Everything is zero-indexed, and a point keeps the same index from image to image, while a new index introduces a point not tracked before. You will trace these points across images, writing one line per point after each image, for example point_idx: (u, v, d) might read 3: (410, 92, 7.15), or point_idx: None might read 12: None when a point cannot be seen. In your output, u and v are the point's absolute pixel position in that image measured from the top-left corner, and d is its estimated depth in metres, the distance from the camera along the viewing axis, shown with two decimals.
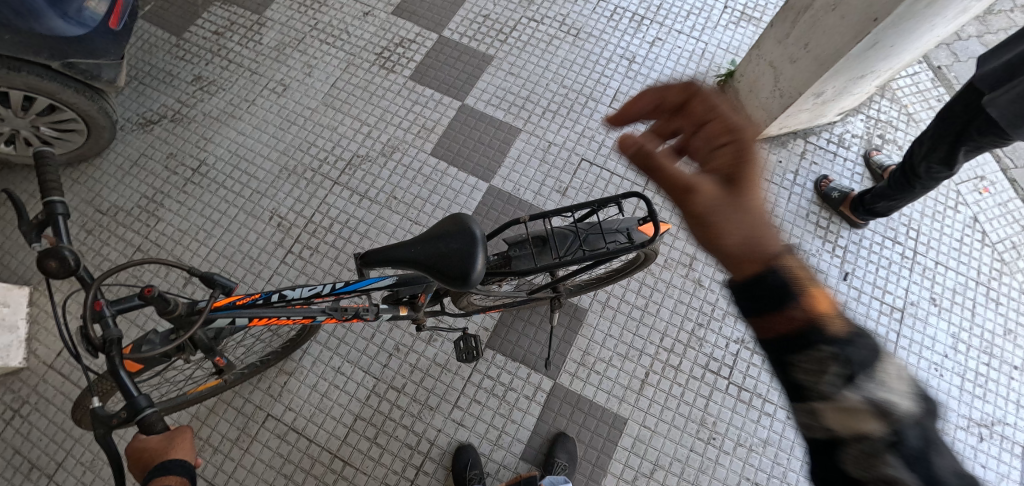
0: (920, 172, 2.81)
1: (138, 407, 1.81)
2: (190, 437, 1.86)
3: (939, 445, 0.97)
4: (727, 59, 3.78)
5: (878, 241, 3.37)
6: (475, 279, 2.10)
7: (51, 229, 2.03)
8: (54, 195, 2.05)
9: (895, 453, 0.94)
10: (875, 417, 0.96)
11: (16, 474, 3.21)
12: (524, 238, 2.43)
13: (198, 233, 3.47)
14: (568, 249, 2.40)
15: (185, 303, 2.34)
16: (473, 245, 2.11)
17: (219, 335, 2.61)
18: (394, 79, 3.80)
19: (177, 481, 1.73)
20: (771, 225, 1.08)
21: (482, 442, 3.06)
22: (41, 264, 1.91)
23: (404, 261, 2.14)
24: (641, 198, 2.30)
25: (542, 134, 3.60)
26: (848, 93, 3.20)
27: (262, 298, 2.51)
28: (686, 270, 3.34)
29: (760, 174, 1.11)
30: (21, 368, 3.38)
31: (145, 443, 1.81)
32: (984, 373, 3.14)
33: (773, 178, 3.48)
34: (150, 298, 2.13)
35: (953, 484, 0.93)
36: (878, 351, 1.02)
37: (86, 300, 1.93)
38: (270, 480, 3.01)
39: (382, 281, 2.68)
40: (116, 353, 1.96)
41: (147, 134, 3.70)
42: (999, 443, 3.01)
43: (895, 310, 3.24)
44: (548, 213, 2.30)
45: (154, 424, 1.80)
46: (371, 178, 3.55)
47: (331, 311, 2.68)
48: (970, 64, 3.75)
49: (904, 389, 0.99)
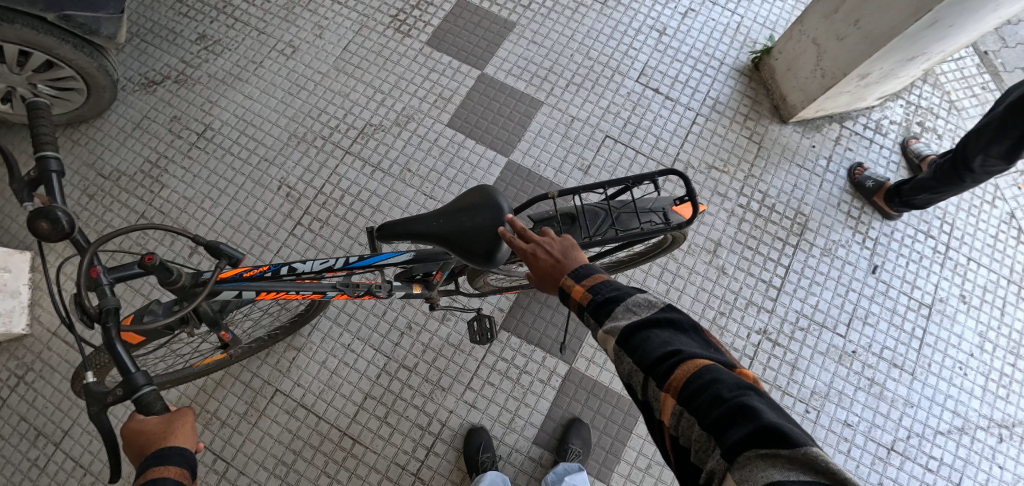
0: (975, 166, 2.69)
1: (136, 385, 1.68)
2: (191, 421, 1.73)
3: (656, 334, 1.39)
4: (762, 34, 3.59)
5: (911, 235, 3.26)
6: (499, 259, 1.98)
7: (44, 188, 1.89)
8: (47, 151, 1.94)
9: (627, 355, 1.40)
10: (612, 339, 1.44)
11: (21, 441, 3.16)
12: (551, 215, 2.27)
13: (204, 201, 3.34)
14: (599, 229, 2.23)
15: (187, 274, 2.19)
16: (502, 221, 1.96)
17: (224, 308, 2.48)
18: (410, 45, 3.60)
19: (176, 472, 1.60)
20: (557, 276, 1.67)
21: (495, 425, 2.99)
22: (32, 224, 1.76)
23: (425, 235, 1.98)
24: (679, 176, 2.13)
25: (565, 108, 3.43)
26: (893, 76, 3.05)
27: (271, 271, 2.33)
28: (710, 257, 3.18)
29: (545, 257, 1.72)
30: (24, 335, 3.30)
31: (142, 425, 1.68)
32: (1009, 373, 3.06)
33: (805, 164, 3.35)
34: (151, 267, 1.97)
35: (662, 356, 1.35)
36: (616, 294, 1.50)
37: (81, 266, 1.78)
38: (278, 456, 2.95)
39: (398, 257, 2.44)
40: (113, 324, 1.81)
41: (150, 95, 3.53)
42: (1019, 445, 2.95)
43: (923, 307, 3.15)
44: (578, 189, 2.16)
45: (153, 404, 1.68)
46: (384, 148, 3.39)
47: (343, 287, 2.54)
48: (1018, 50, 3.60)
49: (631, 312, 1.45)
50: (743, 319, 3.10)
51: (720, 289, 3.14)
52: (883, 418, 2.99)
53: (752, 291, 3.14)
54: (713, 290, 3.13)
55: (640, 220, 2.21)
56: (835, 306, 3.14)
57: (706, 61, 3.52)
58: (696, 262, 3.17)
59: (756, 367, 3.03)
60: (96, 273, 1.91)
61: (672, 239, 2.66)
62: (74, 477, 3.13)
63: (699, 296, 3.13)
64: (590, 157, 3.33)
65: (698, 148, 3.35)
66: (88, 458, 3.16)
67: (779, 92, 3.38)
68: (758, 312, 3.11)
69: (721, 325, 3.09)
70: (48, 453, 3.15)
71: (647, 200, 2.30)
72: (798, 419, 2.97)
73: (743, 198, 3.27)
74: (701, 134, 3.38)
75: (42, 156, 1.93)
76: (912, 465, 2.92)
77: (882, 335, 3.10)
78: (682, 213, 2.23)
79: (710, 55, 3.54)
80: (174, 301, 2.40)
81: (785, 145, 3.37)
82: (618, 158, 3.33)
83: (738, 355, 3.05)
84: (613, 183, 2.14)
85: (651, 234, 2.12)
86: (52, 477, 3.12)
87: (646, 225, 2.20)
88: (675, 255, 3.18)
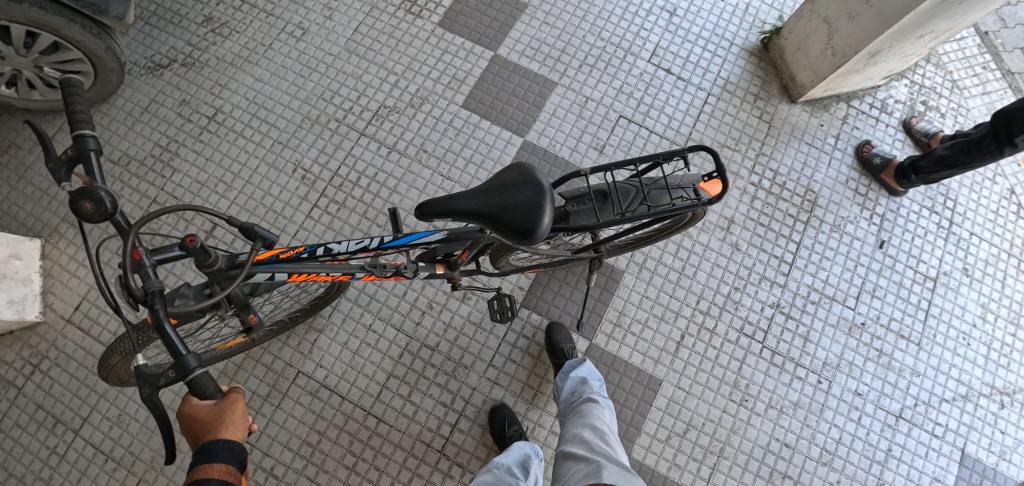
0: (1017, 143, 2.82)
1: (188, 368, 1.60)
2: (242, 407, 1.65)
3: None
4: (771, 15, 3.64)
5: (916, 211, 3.36)
6: (537, 239, 2.03)
7: (83, 167, 1.83)
8: (83, 128, 1.87)
9: None
10: None
11: (39, 429, 3.12)
12: (584, 193, 2.36)
13: (218, 185, 3.32)
14: (630, 205, 2.32)
15: (224, 257, 2.17)
16: (542, 199, 2.01)
17: (255, 291, 2.48)
18: (422, 26, 3.60)
19: (221, 470, 1.50)
20: None
21: (517, 401, 3.04)
22: (75, 206, 1.69)
23: (465, 212, 2.00)
24: (709, 153, 2.15)
25: (579, 89, 3.47)
26: (901, 54, 3.14)
27: (307, 253, 2.35)
28: (724, 234, 3.26)
29: None
30: (37, 322, 3.26)
31: (195, 412, 1.61)
32: (1010, 343, 3.19)
33: (814, 142, 3.43)
34: (192, 248, 1.95)
35: None
36: None
37: (126, 250, 1.72)
38: (303, 437, 2.97)
39: (430, 236, 2.46)
40: (160, 305, 1.75)
41: (157, 79, 3.49)
42: (1019, 411, 3.09)
43: (928, 280, 3.25)
44: (610, 166, 2.20)
45: (206, 387, 1.60)
46: (399, 130, 3.40)
47: (371, 268, 2.52)
48: (1018, 31, 3.76)
49: None
50: (756, 294, 3.19)
51: (734, 264, 3.22)
52: (892, 387, 3.10)
53: (765, 267, 3.22)
54: (727, 266, 3.22)
55: (671, 196, 2.28)
56: (844, 280, 3.23)
57: (716, 41, 3.58)
58: (709, 239, 3.25)
59: (770, 340, 3.13)
60: (138, 255, 1.87)
61: (693, 215, 2.69)
62: (95, 464, 3.10)
63: (714, 272, 3.21)
64: (605, 137, 3.38)
65: (710, 127, 3.42)
66: (109, 444, 3.13)
67: (789, 72, 3.46)
68: (771, 287, 3.20)
69: (736, 300, 3.18)
70: (66, 441, 3.12)
71: (677, 177, 2.35)
72: (810, 390, 3.07)
73: (755, 176, 3.35)
74: (712, 114, 3.44)
75: (79, 134, 1.85)
76: (919, 431, 3.04)
77: (890, 307, 3.21)
78: (711, 189, 2.28)
79: (720, 36, 3.59)
80: (204, 285, 2.35)
81: (795, 124, 3.45)
82: (632, 137, 3.39)
83: (752, 328, 3.14)
84: (644, 160, 2.17)
85: (682, 210, 2.21)
86: (72, 465, 3.08)
87: (677, 201, 2.27)
88: (690, 233, 3.25)
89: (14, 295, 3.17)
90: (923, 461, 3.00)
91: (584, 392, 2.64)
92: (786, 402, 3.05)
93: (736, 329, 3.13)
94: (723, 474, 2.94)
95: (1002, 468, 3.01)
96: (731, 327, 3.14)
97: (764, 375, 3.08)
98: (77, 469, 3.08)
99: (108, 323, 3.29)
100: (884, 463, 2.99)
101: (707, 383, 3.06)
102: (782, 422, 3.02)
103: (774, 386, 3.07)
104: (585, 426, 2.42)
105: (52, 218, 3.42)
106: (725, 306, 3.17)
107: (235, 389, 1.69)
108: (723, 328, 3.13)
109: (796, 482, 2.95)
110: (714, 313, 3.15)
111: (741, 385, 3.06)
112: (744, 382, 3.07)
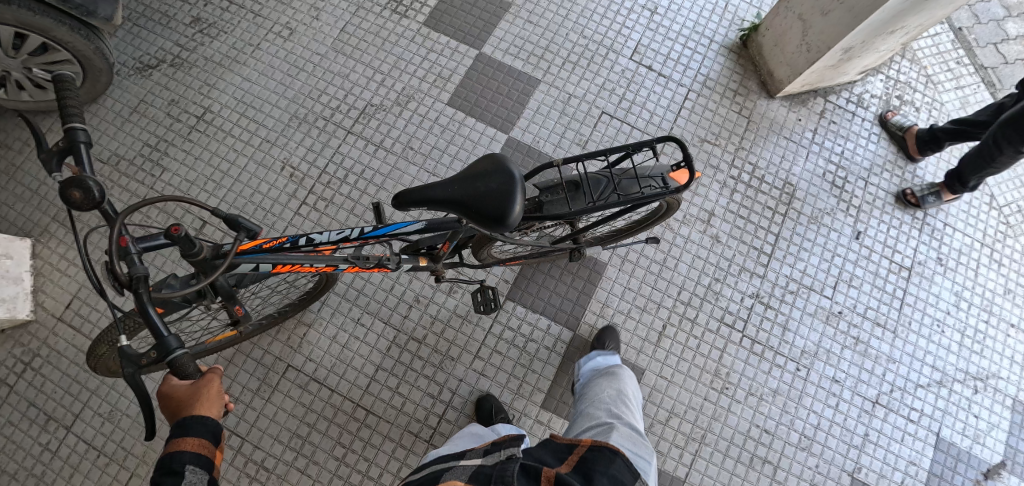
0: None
1: (169, 349, 1.65)
2: (218, 386, 1.70)
3: None
4: (750, 12, 3.72)
5: (891, 203, 3.44)
6: (509, 226, 2.08)
7: (73, 158, 1.87)
8: (74, 122, 1.92)
9: None
10: None
11: (31, 426, 3.15)
12: (556, 183, 2.44)
13: (207, 183, 3.37)
14: (601, 194, 2.42)
15: (208, 247, 2.21)
16: (513, 186, 2.08)
17: (241, 281, 2.53)
18: (408, 25, 3.66)
19: (195, 444, 1.55)
20: None
21: (503, 392, 3.10)
22: (65, 194, 1.74)
23: (440, 201, 2.08)
24: (676, 144, 2.25)
25: (563, 86, 3.54)
26: (874, 50, 3.23)
27: (290, 242, 2.41)
28: (705, 226, 3.34)
29: None
30: (29, 321, 3.29)
31: (172, 390, 1.70)
32: (983, 330, 3.27)
33: (792, 136, 3.51)
34: (177, 237, 2.00)
35: None
36: None
37: (111, 235, 1.76)
38: (293, 429, 3.02)
39: (409, 227, 2.51)
40: (144, 290, 1.80)
41: (146, 79, 3.53)
42: (992, 396, 3.18)
43: (903, 270, 3.34)
44: (581, 158, 2.29)
45: (186, 367, 1.66)
46: (386, 128, 3.46)
47: (354, 259, 2.56)
48: (990, 27, 3.88)
49: None
50: (736, 285, 3.27)
51: (714, 256, 3.30)
52: (868, 374, 3.18)
53: (744, 258, 3.30)
54: (707, 258, 3.30)
55: (641, 185, 2.40)
56: (821, 271, 3.31)
57: (696, 38, 3.65)
58: (690, 231, 3.33)
59: (749, 329, 3.21)
60: (125, 242, 1.91)
61: (666, 205, 2.80)
62: (87, 459, 3.12)
63: (695, 263, 3.29)
64: (588, 133, 3.45)
65: (690, 123, 3.50)
66: (101, 440, 3.16)
67: (767, 68, 3.54)
68: (751, 278, 3.28)
69: (716, 291, 3.26)
70: (58, 438, 3.15)
71: (646, 167, 2.46)
72: (789, 377, 3.15)
73: (734, 169, 3.43)
74: (693, 110, 3.52)
75: (70, 127, 1.89)
76: (895, 416, 3.13)
77: (866, 296, 3.29)
78: (678, 178, 2.40)
79: (700, 33, 3.67)
80: (190, 274, 2.40)
81: (773, 119, 3.54)
82: (614, 133, 3.46)
83: (732, 318, 3.22)
84: (613, 151, 2.27)
85: (651, 198, 2.33)
86: (65, 461, 3.11)
87: (646, 189, 2.38)
88: (671, 226, 3.33)
89: (5, 294, 3.20)
90: (899, 446, 3.09)
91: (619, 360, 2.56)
92: (766, 389, 3.13)
93: (717, 319, 3.21)
94: (705, 460, 3.01)
95: (976, 451, 3.10)
96: (712, 316, 3.22)
97: (743, 364, 3.16)
98: (69, 465, 3.11)
99: (98, 320, 3.32)
100: (861, 448, 3.07)
101: (688, 372, 3.13)
102: (762, 409, 3.10)
103: (754, 374, 3.15)
104: (609, 387, 2.32)
105: (43, 217, 3.46)
106: (705, 297, 3.25)
107: (214, 369, 1.74)
108: (703, 318, 3.21)
109: (776, 468, 3.02)
110: (695, 303, 3.23)
111: (721, 373, 3.14)
112: (725, 370, 3.15)
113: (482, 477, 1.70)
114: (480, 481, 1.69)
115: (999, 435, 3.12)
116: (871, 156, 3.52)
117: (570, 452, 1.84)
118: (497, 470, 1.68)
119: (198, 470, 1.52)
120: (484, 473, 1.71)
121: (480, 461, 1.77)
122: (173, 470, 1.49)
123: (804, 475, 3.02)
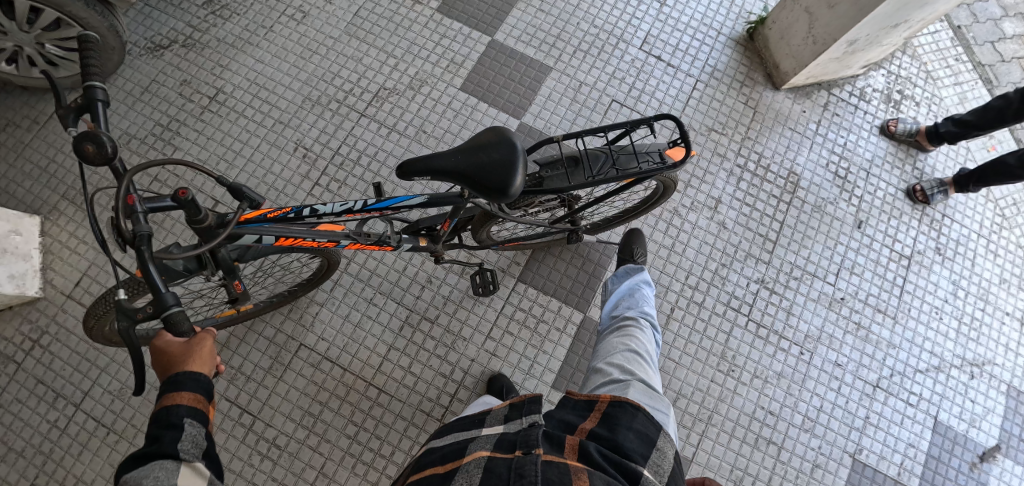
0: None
1: (165, 305, 1.60)
2: (210, 346, 1.63)
3: None
4: (757, 6, 3.81)
5: (891, 193, 3.54)
6: (509, 197, 2.13)
7: (90, 115, 1.83)
8: (94, 81, 1.88)
9: None
10: None
11: (40, 403, 3.13)
12: (556, 159, 2.49)
13: (220, 162, 3.38)
14: (600, 169, 2.47)
15: (213, 213, 2.10)
16: (516, 158, 2.11)
17: (243, 254, 2.37)
18: (421, 11, 3.70)
19: (189, 398, 1.47)
20: None
21: (514, 372, 3.14)
22: (77, 146, 1.64)
23: (443, 170, 2.11)
24: (674, 122, 2.30)
25: (574, 74, 3.60)
26: (878, 43, 3.32)
27: (294, 213, 2.31)
28: (712, 213, 3.42)
29: None
30: (37, 298, 3.27)
31: (166, 346, 1.59)
32: (979, 317, 3.37)
33: (796, 127, 3.60)
34: (183, 201, 1.88)
35: None
36: None
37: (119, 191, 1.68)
38: (305, 407, 3.04)
39: (411, 200, 2.41)
40: (147, 249, 1.70)
41: (158, 59, 3.53)
42: (987, 381, 3.27)
43: (903, 258, 3.43)
44: (583, 134, 2.32)
45: (181, 325, 1.59)
46: (399, 111, 3.49)
47: (356, 236, 2.53)
48: (987, 26, 4.00)
49: None
50: (742, 270, 3.34)
51: (721, 242, 3.37)
52: (869, 359, 3.26)
53: (751, 245, 3.38)
54: (715, 243, 3.37)
55: (639, 161, 2.46)
56: (825, 258, 3.40)
57: (704, 30, 3.73)
58: (698, 218, 3.40)
59: (754, 312, 3.28)
60: (132, 200, 1.78)
61: (664, 186, 2.85)
62: (96, 437, 3.10)
63: (702, 249, 3.36)
64: (598, 120, 3.52)
65: (699, 112, 3.57)
66: (110, 417, 3.14)
67: (773, 60, 3.63)
68: (757, 264, 3.36)
69: (723, 276, 3.33)
70: (66, 416, 3.12)
71: (644, 143, 2.52)
72: (792, 360, 3.23)
73: (741, 158, 3.51)
74: (701, 99, 3.59)
75: (89, 84, 1.85)
76: (895, 400, 3.21)
77: (868, 283, 3.38)
78: (674, 154, 2.46)
79: (708, 25, 3.74)
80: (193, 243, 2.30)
81: (778, 111, 3.62)
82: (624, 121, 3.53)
83: (738, 302, 3.29)
84: (614, 127, 2.31)
85: (649, 173, 2.39)
86: (73, 438, 3.09)
87: (644, 165, 2.44)
88: (680, 212, 3.40)
89: (14, 270, 3.18)
90: (898, 429, 3.17)
91: (625, 310, 2.51)
92: (770, 372, 3.20)
93: (724, 302, 3.28)
94: (711, 441, 3.07)
95: (972, 435, 3.19)
96: (718, 300, 3.29)
97: (749, 347, 3.23)
98: (78, 443, 3.08)
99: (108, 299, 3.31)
100: (862, 430, 3.15)
101: (696, 355, 3.19)
102: (766, 391, 3.17)
103: (759, 357, 3.22)
104: (622, 342, 2.28)
105: (52, 195, 3.45)
106: (712, 281, 3.32)
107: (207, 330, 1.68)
108: (710, 302, 3.28)
109: (780, 448, 3.09)
110: (703, 288, 3.30)
111: (728, 356, 3.21)
112: (731, 353, 3.22)
113: (506, 444, 1.59)
114: (504, 447, 1.58)
115: (995, 419, 3.22)
116: (872, 149, 3.61)
117: (590, 410, 1.76)
118: (520, 436, 1.58)
119: (196, 424, 1.43)
120: (508, 441, 1.60)
121: (502, 429, 1.67)
122: (172, 423, 1.40)
123: (808, 455, 3.09)
